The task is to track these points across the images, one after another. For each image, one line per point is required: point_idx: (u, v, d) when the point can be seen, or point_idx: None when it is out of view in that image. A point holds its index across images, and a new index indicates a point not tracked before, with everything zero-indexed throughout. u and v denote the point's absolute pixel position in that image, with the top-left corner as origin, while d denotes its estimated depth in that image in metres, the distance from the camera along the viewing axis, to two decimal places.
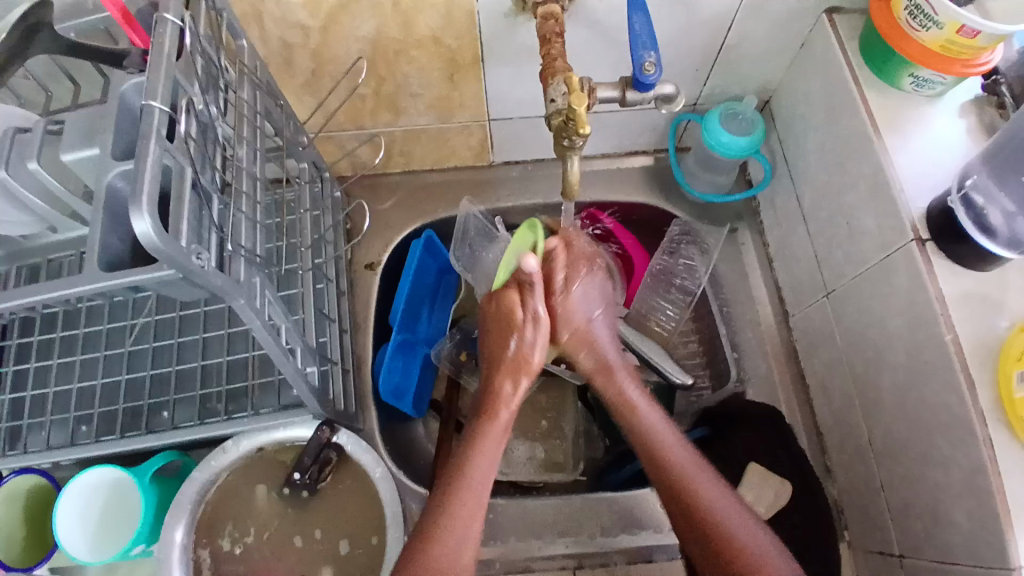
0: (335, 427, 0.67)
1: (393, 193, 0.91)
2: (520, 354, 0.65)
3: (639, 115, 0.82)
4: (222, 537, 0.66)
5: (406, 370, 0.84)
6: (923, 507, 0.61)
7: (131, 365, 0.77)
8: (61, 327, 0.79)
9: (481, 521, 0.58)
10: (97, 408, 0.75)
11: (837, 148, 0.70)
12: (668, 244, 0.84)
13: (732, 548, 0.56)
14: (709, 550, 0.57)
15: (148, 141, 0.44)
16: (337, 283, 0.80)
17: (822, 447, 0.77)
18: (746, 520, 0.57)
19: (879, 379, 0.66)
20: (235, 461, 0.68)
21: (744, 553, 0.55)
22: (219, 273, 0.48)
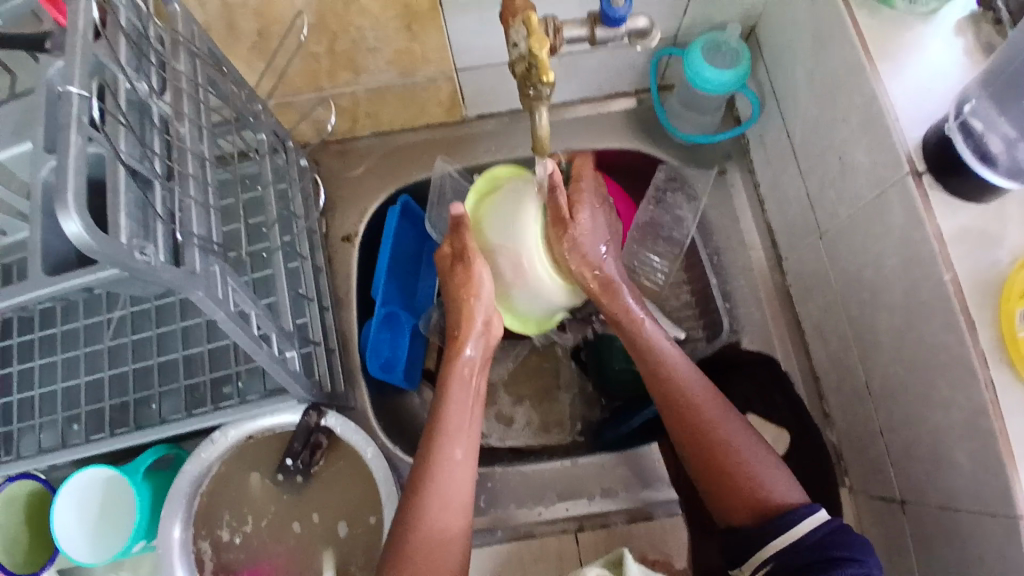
0: (322, 410, 0.66)
1: (363, 159, 0.87)
2: (476, 325, 0.64)
3: (615, 55, 0.76)
4: (220, 527, 0.66)
5: (393, 343, 0.82)
6: (924, 449, 0.60)
7: (113, 360, 0.75)
8: (38, 328, 0.76)
9: (466, 465, 0.59)
10: (85, 406, 0.74)
11: (827, 78, 0.65)
12: (654, 191, 0.81)
13: (739, 476, 0.58)
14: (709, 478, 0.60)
15: (69, 132, 0.39)
16: (312, 259, 0.77)
17: (819, 391, 0.76)
18: (736, 437, 0.60)
19: (877, 320, 0.64)
20: (225, 451, 0.66)
21: (745, 469, 0.58)
22: (170, 267, 0.45)
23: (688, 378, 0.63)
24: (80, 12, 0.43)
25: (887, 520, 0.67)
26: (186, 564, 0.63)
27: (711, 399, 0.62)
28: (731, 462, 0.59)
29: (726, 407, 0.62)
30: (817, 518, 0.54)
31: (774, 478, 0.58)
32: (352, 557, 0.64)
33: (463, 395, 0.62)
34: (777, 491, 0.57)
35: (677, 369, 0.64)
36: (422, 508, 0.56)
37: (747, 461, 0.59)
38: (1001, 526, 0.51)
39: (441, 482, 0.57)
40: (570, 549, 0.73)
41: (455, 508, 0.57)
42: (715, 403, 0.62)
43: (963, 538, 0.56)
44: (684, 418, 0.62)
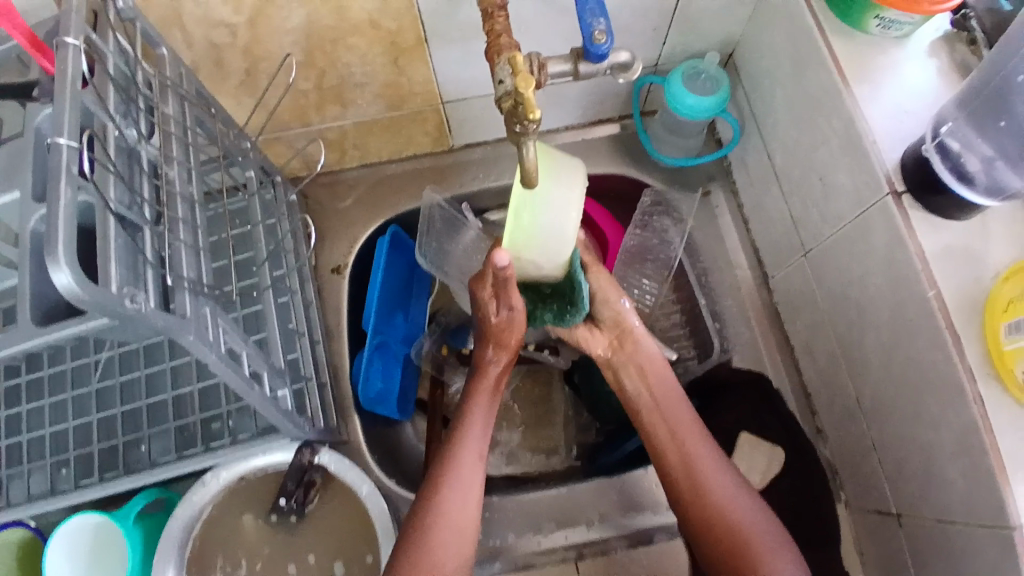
0: (316, 447, 0.65)
1: (352, 190, 0.87)
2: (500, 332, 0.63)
3: (598, 84, 0.78)
4: (213, 570, 0.64)
5: (387, 372, 0.81)
6: (916, 466, 0.60)
7: (101, 403, 0.74)
8: (25, 372, 0.75)
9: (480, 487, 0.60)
10: (74, 450, 0.72)
11: (804, 101, 0.67)
12: (640, 215, 0.81)
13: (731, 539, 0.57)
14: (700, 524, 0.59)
15: (59, 182, 0.40)
16: (302, 293, 0.76)
17: (811, 408, 0.76)
18: (733, 504, 0.59)
19: (865, 338, 0.64)
20: (217, 492, 0.65)
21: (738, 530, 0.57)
22: (161, 313, 0.45)
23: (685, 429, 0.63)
24: (70, 60, 0.43)
25: (884, 538, 0.66)
26: None
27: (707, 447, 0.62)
28: (723, 520, 0.58)
29: (724, 462, 0.61)
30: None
31: (765, 552, 0.56)
32: None
33: (484, 412, 0.62)
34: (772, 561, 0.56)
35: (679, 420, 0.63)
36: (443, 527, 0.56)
37: (744, 523, 0.58)
38: (996, 542, 0.51)
39: (454, 510, 0.58)
40: None
41: (466, 534, 0.57)
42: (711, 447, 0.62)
43: (959, 556, 0.56)
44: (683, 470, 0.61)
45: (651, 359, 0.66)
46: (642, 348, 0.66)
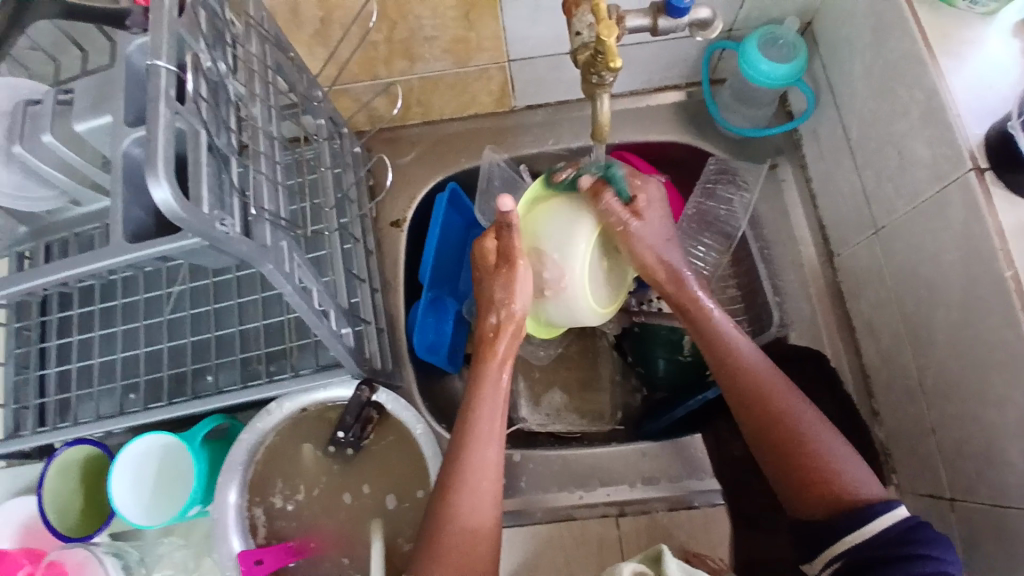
0: (373, 386, 0.68)
1: (413, 147, 0.88)
2: (504, 319, 0.65)
3: (670, 46, 0.76)
4: (273, 494, 0.68)
5: (439, 326, 0.83)
6: (976, 448, 0.59)
7: (171, 333, 0.78)
8: (98, 300, 0.80)
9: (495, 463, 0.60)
10: (143, 375, 0.77)
11: (886, 71, 0.65)
12: (704, 182, 0.80)
13: (804, 457, 0.57)
14: (779, 459, 0.59)
15: (158, 105, 0.42)
16: (364, 243, 0.79)
17: (868, 387, 0.75)
18: (805, 424, 0.59)
19: (933, 316, 0.63)
20: (280, 422, 0.69)
21: (811, 447, 0.58)
22: (245, 239, 0.47)
23: (754, 362, 0.63)
24: None
25: (934, 520, 0.65)
26: (241, 531, 0.65)
27: (758, 357, 0.64)
28: (794, 440, 0.59)
29: (791, 387, 0.62)
30: (897, 515, 0.51)
31: (852, 474, 0.56)
32: (400, 531, 0.66)
33: (496, 394, 0.62)
34: (854, 487, 0.55)
35: (750, 361, 0.63)
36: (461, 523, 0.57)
37: (823, 450, 0.58)
38: None
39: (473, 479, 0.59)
40: (611, 535, 0.71)
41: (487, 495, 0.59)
42: (773, 373, 0.63)
43: (1015, 541, 0.55)
44: (756, 395, 0.62)
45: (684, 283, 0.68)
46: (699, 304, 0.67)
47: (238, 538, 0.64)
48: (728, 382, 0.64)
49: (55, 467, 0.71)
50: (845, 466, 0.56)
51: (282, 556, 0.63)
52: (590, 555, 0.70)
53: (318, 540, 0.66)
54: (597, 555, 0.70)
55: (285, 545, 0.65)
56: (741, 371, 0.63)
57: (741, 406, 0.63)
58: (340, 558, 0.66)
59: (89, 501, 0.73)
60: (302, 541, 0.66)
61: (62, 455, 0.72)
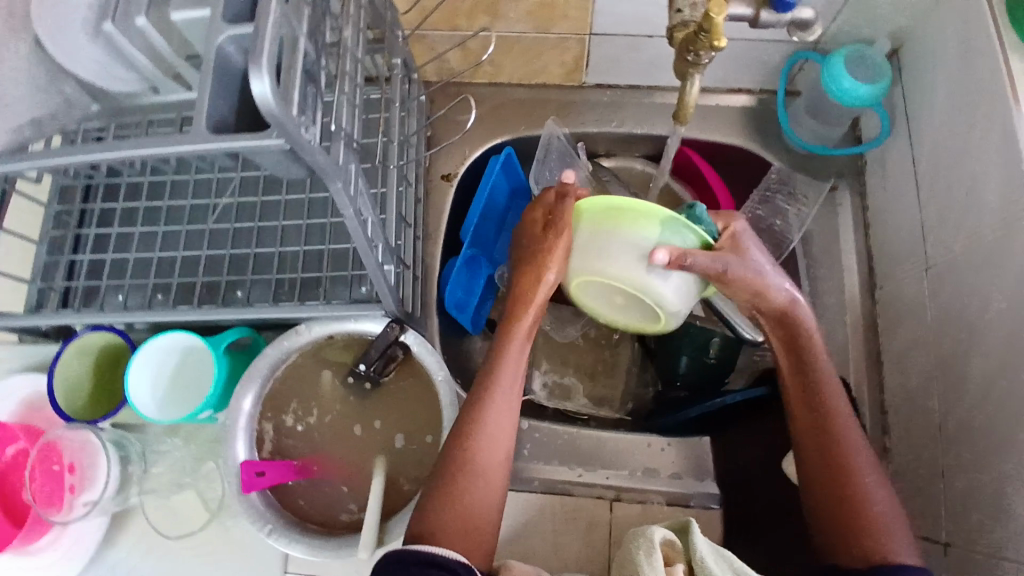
0: (403, 327, 0.68)
1: (476, 105, 0.88)
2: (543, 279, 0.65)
3: (755, 48, 0.76)
4: (286, 412, 0.69)
5: (469, 285, 0.84)
6: (986, 497, 0.59)
7: (211, 242, 0.80)
8: (145, 198, 0.82)
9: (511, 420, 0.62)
10: (177, 278, 0.79)
11: (967, 109, 0.64)
12: (761, 191, 0.80)
13: (855, 499, 0.58)
14: (829, 494, 0.59)
15: (270, 1, 0.42)
16: (415, 188, 0.79)
17: (885, 425, 0.74)
18: (864, 470, 0.59)
19: (969, 362, 0.62)
20: (305, 344, 0.70)
21: (864, 492, 0.58)
22: (323, 152, 0.48)
23: (832, 394, 0.62)
24: None
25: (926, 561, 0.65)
26: (248, 441, 0.66)
27: (837, 394, 0.62)
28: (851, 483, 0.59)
29: (860, 431, 0.61)
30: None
31: (897, 532, 0.56)
32: (403, 471, 0.67)
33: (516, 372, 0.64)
34: (891, 542, 0.56)
35: (830, 392, 0.62)
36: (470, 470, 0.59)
37: (876, 500, 0.58)
38: None
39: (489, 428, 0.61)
40: (602, 515, 0.72)
41: (502, 444, 0.61)
42: (846, 412, 0.62)
43: None
44: (820, 425, 0.61)
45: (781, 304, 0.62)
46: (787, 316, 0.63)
47: (245, 447, 0.65)
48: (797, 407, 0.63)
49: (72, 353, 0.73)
50: (894, 520, 0.57)
51: (285, 473, 0.65)
52: (577, 532, 0.71)
53: (321, 464, 0.67)
54: (585, 531, 0.71)
55: (288, 462, 0.66)
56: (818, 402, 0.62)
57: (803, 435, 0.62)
58: (341, 486, 0.67)
59: (101, 393, 0.74)
60: (306, 461, 0.67)
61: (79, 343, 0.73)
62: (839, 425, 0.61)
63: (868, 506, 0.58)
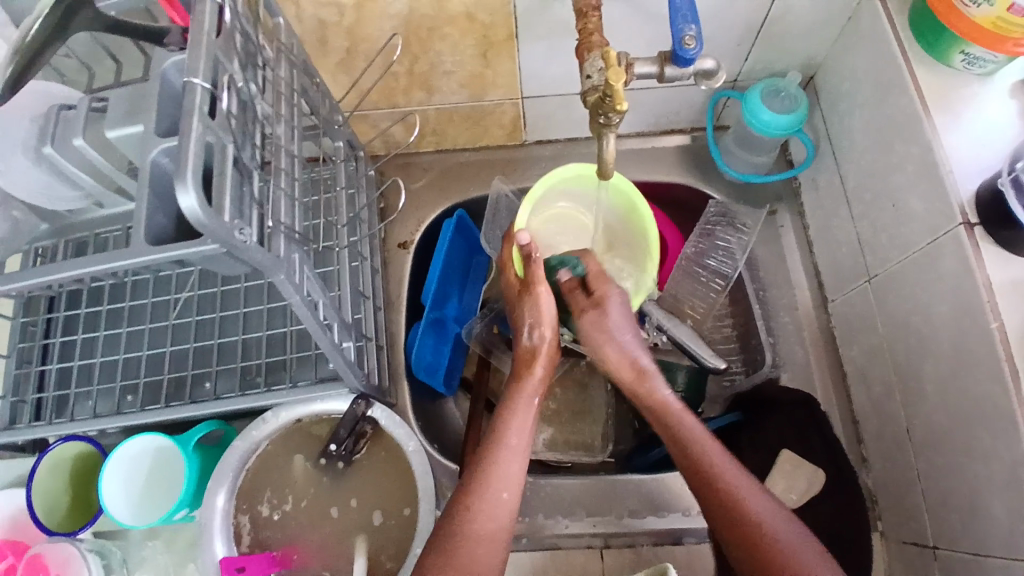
0: (369, 401, 0.69)
1: (424, 173, 0.92)
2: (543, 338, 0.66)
3: (678, 93, 0.80)
4: (261, 503, 0.68)
5: (437, 348, 0.85)
6: (959, 500, 0.60)
7: (175, 338, 0.81)
8: (106, 301, 0.83)
9: (519, 464, 0.60)
10: (144, 378, 0.79)
11: (883, 126, 0.68)
12: (704, 224, 0.83)
13: (775, 552, 0.53)
14: (751, 556, 0.54)
15: (191, 118, 0.45)
16: (370, 260, 0.81)
17: (858, 434, 0.75)
18: (769, 516, 0.55)
19: (921, 366, 0.64)
20: (274, 431, 0.69)
21: (773, 535, 0.54)
22: (260, 249, 0.50)
23: (712, 453, 0.60)
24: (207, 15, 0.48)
25: (918, 570, 0.66)
26: (225, 538, 0.65)
27: (724, 456, 0.60)
28: (767, 539, 0.54)
29: (754, 481, 0.58)
30: None
31: (825, 570, 0.52)
32: (384, 548, 0.66)
33: (527, 417, 0.63)
34: None
35: (698, 439, 0.61)
36: (479, 522, 0.56)
37: (788, 543, 0.54)
38: None
39: (498, 473, 0.59)
40: (594, 565, 0.73)
41: (514, 479, 0.60)
42: (732, 464, 0.59)
43: None
44: (716, 489, 0.58)
45: (659, 399, 0.65)
46: (658, 396, 0.65)
47: (222, 543, 0.65)
48: (691, 481, 0.60)
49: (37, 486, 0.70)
50: (815, 557, 0.53)
51: (265, 565, 0.63)
52: None
53: (300, 552, 0.66)
54: None
55: (267, 554, 0.65)
56: (702, 466, 0.59)
57: (700, 498, 0.59)
58: (323, 572, 0.65)
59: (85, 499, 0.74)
60: (285, 551, 0.66)
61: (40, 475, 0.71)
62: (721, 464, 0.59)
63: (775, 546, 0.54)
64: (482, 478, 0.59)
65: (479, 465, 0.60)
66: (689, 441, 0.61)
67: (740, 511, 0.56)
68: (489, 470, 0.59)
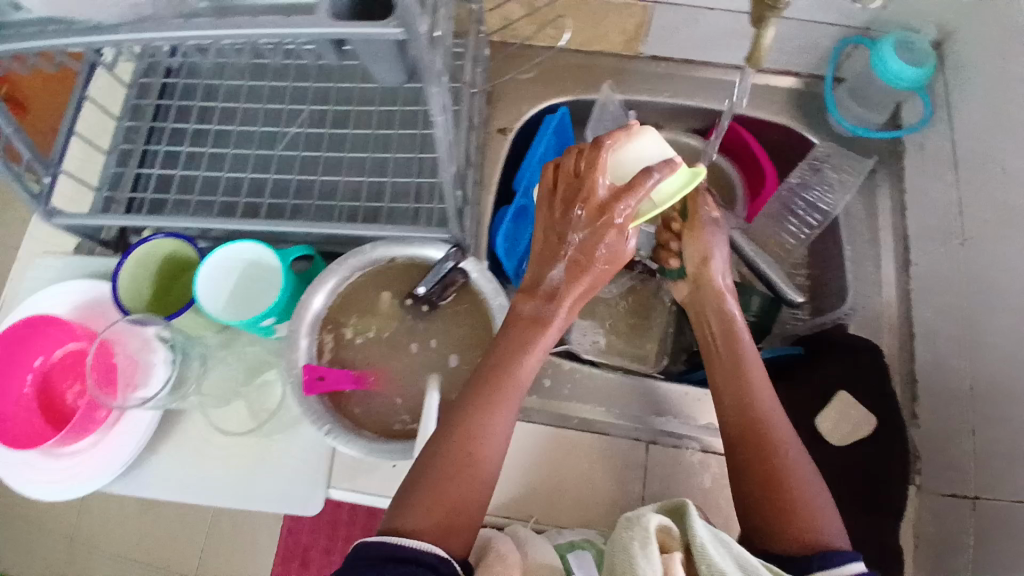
0: (464, 253, 0.71)
1: (534, 67, 0.93)
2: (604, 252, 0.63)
3: (809, 29, 0.80)
4: (345, 326, 0.71)
5: (518, 233, 0.88)
6: (1014, 450, 0.62)
7: (277, 168, 0.83)
8: (215, 122, 0.85)
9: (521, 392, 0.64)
10: (242, 199, 0.82)
11: (1012, 91, 0.68)
12: (812, 159, 0.88)
13: (790, 493, 0.61)
14: (760, 483, 0.62)
15: None
16: (477, 131, 0.83)
17: (914, 392, 0.77)
18: (795, 454, 0.63)
19: (1002, 326, 0.66)
20: (369, 265, 0.73)
21: (793, 479, 0.62)
22: (429, 48, 0.46)
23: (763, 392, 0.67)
24: None
25: (950, 520, 0.68)
26: (309, 346, 0.69)
27: (774, 402, 0.67)
28: (787, 478, 0.62)
29: (791, 429, 0.66)
30: (855, 565, 0.55)
31: (830, 525, 0.60)
32: (456, 388, 0.69)
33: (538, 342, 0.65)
34: (819, 526, 0.59)
35: (758, 380, 0.68)
36: (474, 446, 0.60)
37: (805, 485, 0.61)
38: None
39: (504, 403, 0.62)
40: (638, 456, 0.76)
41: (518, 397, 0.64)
42: (774, 405, 0.67)
43: None
44: (755, 429, 0.65)
45: (727, 321, 0.73)
46: (740, 340, 0.71)
47: (307, 349, 0.68)
48: (738, 415, 0.66)
49: (122, 285, 0.75)
50: (823, 504, 0.61)
51: (343, 380, 0.67)
52: (614, 470, 0.76)
53: (376, 377, 0.69)
54: (621, 468, 0.75)
55: (345, 370, 0.68)
56: (753, 406, 0.66)
57: (735, 427, 0.66)
58: (394, 398, 0.69)
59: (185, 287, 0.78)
60: (362, 373, 0.69)
61: (126, 268, 0.74)
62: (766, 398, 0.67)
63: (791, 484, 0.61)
64: (492, 390, 0.62)
65: (486, 384, 0.62)
66: (743, 377, 0.68)
67: (772, 449, 0.63)
68: (496, 390, 0.62)
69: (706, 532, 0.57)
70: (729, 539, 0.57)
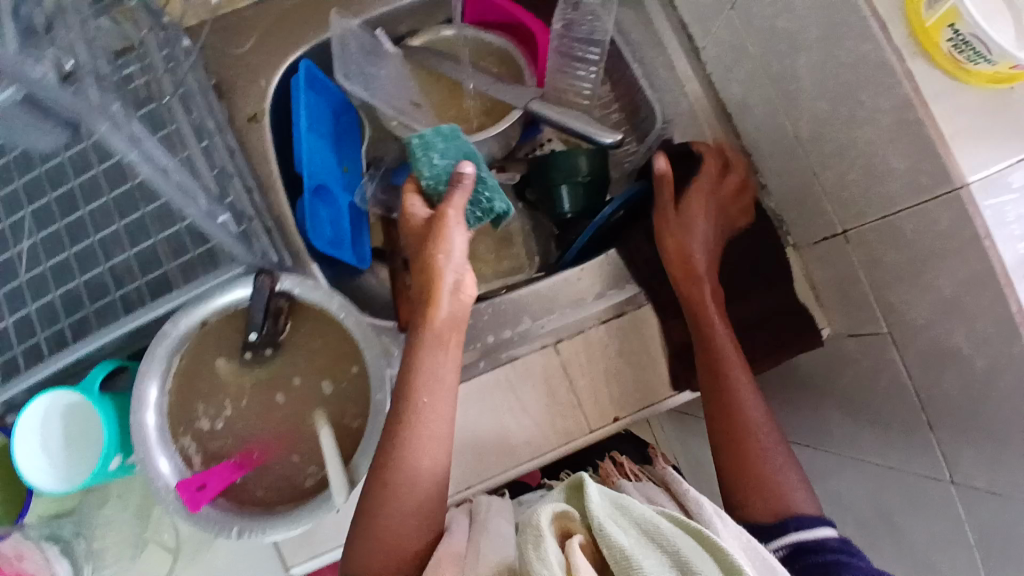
0: (275, 275, 0.62)
1: (251, 33, 0.78)
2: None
3: None
4: (197, 418, 0.62)
5: (334, 218, 0.78)
6: (856, 173, 0.63)
7: (31, 291, 0.66)
8: None
9: (440, 443, 0.57)
10: (18, 344, 0.65)
11: None
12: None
13: (756, 472, 0.63)
14: (725, 442, 0.65)
15: None
16: (224, 139, 0.71)
17: (752, 166, 0.79)
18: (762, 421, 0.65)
19: (795, 64, 0.65)
20: (181, 341, 0.62)
21: (749, 443, 0.64)
22: (66, 90, 0.41)
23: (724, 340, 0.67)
24: None
25: (835, 261, 0.70)
26: (167, 456, 0.59)
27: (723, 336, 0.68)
28: (755, 436, 0.65)
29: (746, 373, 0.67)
30: (816, 531, 0.58)
31: (784, 483, 0.62)
32: (345, 411, 0.62)
33: (445, 408, 0.58)
34: (780, 481, 0.63)
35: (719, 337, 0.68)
36: (383, 524, 0.55)
37: (757, 439, 0.65)
38: (949, 209, 0.52)
39: (415, 441, 0.56)
40: (554, 362, 0.72)
41: (441, 438, 0.57)
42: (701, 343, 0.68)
43: (909, 239, 0.59)
44: (718, 371, 0.67)
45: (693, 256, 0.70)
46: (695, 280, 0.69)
47: (166, 460, 0.59)
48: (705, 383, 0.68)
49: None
50: (765, 419, 0.66)
51: (227, 474, 0.59)
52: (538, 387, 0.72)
53: (260, 448, 0.62)
54: (545, 383, 0.72)
55: (223, 462, 0.60)
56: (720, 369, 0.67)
57: (717, 426, 0.66)
58: (289, 457, 0.62)
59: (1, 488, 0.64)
60: (244, 453, 0.62)
61: None
62: (722, 341, 0.68)
63: (757, 441, 0.65)
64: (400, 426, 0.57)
65: (383, 477, 0.56)
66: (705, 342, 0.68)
67: (738, 400, 0.66)
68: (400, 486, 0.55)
69: (606, 504, 0.46)
70: (627, 500, 0.46)
